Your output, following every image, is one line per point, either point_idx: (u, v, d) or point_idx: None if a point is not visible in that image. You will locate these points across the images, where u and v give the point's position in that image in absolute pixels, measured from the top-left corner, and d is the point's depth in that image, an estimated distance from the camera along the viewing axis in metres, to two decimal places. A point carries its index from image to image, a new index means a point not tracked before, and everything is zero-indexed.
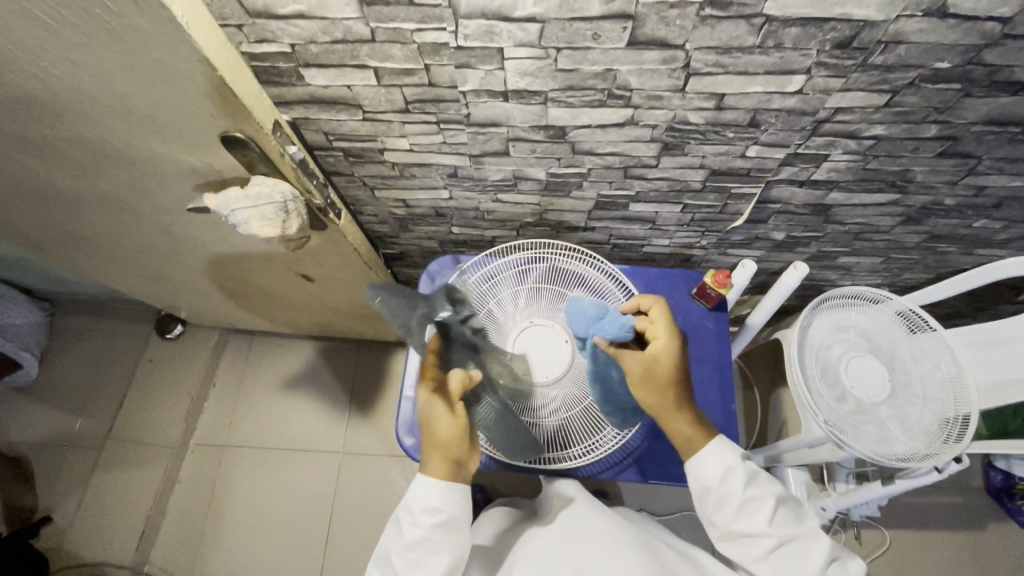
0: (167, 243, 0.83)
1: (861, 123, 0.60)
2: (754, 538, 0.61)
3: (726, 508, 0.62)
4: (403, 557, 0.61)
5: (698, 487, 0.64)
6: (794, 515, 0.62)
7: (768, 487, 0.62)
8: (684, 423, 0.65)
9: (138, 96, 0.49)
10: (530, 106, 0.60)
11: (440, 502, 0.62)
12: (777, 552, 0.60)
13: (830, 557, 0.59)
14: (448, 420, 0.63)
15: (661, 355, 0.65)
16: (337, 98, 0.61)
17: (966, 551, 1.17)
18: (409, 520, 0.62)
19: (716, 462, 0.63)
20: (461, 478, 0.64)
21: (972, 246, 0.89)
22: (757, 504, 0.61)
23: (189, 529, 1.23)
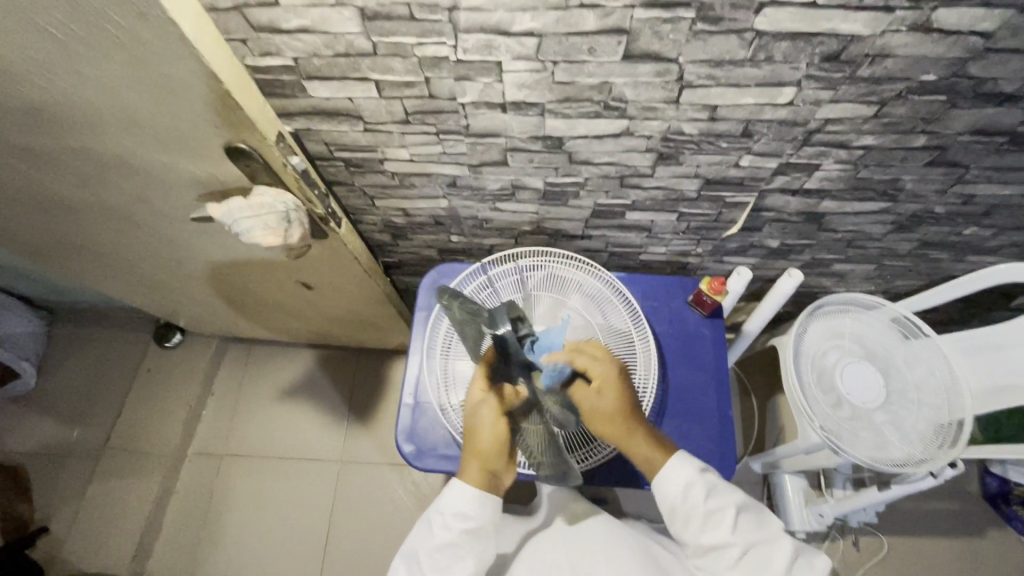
0: (168, 252, 0.83)
1: (851, 133, 0.62)
2: (720, 549, 0.60)
3: (691, 523, 0.62)
4: (430, 558, 0.61)
5: (664, 507, 0.63)
6: (757, 520, 0.62)
7: (729, 496, 0.62)
8: (646, 447, 0.64)
9: (144, 108, 0.50)
10: (528, 117, 0.61)
11: (473, 510, 0.63)
12: (744, 559, 0.60)
13: (794, 557, 0.60)
14: (490, 431, 0.64)
15: (602, 389, 0.63)
16: (339, 110, 0.62)
17: (963, 557, 1.17)
18: (441, 523, 0.63)
19: (677, 480, 0.62)
20: (494, 488, 0.65)
21: (963, 253, 0.90)
22: (719, 515, 0.61)
23: (186, 538, 1.23)
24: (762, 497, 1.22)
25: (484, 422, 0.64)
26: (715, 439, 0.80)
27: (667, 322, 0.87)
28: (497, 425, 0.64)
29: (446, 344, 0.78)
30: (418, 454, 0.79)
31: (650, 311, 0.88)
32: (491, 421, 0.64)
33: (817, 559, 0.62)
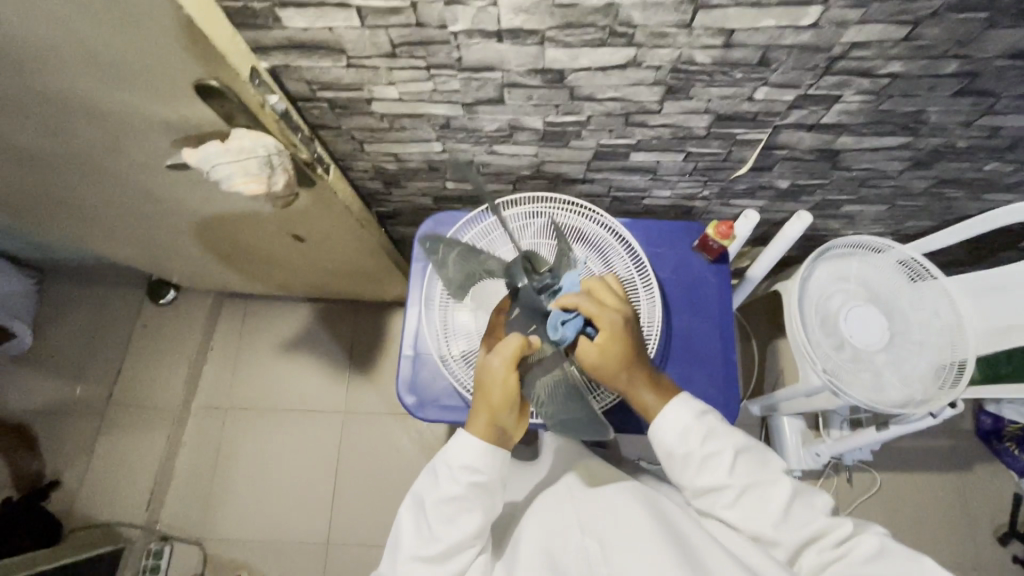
0: (149, 204, 0.79)
1: (877, 59, 0.57)
2: (717, 490, 0.60)
3: (687, 466, 0.61)
4: (437, 508, 0.61)
5: (660, 452, 0.63)
6: (756, 461, 0.61)
7: (727, 439, 0.61)
8: (647, 394, 0.63)
9: (98, 40, 0.45)
10: (526, 47, 0.56)
11: (482, 463, 0.61)
12: (742, 500, 0.60)
13: (794, 498, 0.59)
14: (500, 385, 0.59)
15: (607, 341, 0.60)
16: (319, 42, 0.57)
17: (953, 491, 1.21)
18: (448, 475, 0.61)
19: (675, 425, 0.61)
20: (505, 442, 0.62)
21: (980, 191, 0.86)
22: (716, 457, 0.61)
23: (197, 489, 1.26)
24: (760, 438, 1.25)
25: (497, 377, 0.59)
26: (719, 384, 0.80)
27: (671, 268, 0.85)
28: (509, 380, 0.59)
29: (445, 294, 0.76)
30: (420, 406, 0.79)
31: (654, 257, 0.85)
32: (504, 375, 0.59)
33: (820, 499, 0.61)
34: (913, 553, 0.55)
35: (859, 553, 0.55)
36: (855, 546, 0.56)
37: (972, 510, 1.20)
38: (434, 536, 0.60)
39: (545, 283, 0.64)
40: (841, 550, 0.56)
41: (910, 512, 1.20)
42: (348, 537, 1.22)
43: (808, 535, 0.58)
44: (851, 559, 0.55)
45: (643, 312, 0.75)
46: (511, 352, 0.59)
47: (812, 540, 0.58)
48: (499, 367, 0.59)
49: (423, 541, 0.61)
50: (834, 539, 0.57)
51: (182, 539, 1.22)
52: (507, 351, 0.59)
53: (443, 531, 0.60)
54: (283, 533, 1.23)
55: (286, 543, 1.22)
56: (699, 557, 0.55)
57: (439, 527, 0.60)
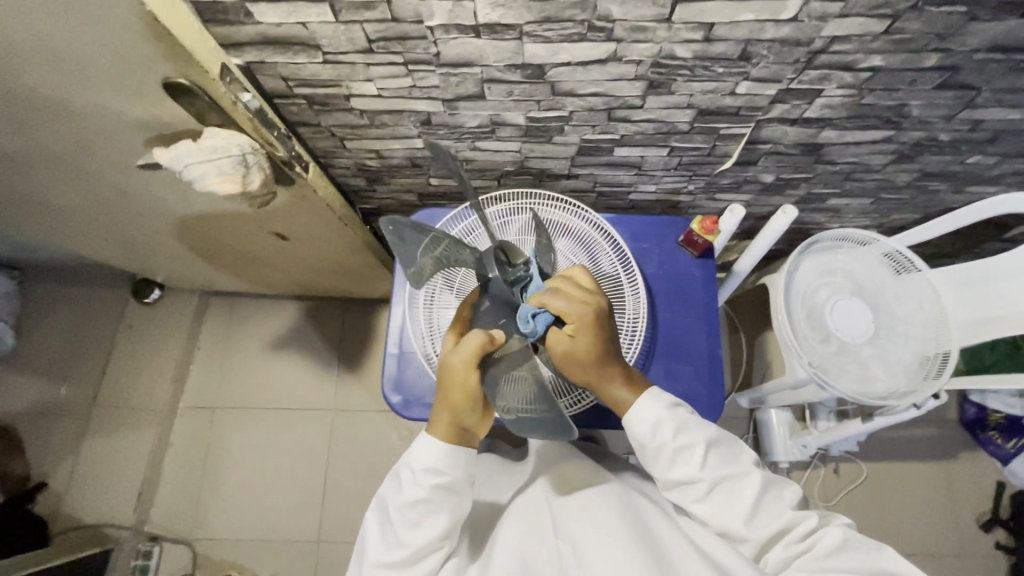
0: (126, 204, 0.78)
1: (858, 53, 0.56)
2: (689, 484, 0.60)
3: (660, 459, 0.61)
4: (400, 513, 0.61)
5: (635, 444, 0.63)
6: (728, 455, 0.61)
7: (700, 432, 0.61)
8: (620, 388, 0.62)
9: (58, 36, 0.44)
10: (504, 42, 0.55)
11: (445, 465, 0.61)
12: (712, 493, 0.60)
13: (762, 492, 0.60)
14: (460, 382, 0.59)
15: (576, 336, 0.59)
16: (292, 38, 0.56)
17: (938, 479, 1.23)
18: (412, 479, 0.61)
19: (647, 417, 0.61)
20: (467, 441, 0.62)
21: (964, 184, 0.87)
22: (689, 450, 0.60)
23: (185, 489, 1.25)
24: (748, 430, 1.26)
25: (458, 374, 0.59)
26: (704, 379, 0.80)
27: (657, 263, 0.85)
28: (471, 378, 0.59)
29: (429, 291, 0.75)
30: (405, 404, 0.78)
31: (639, 253, 0.85)
32: (465, 373, 0.59)
33: (789, 492, 0.62)
34: (875, 547, 0.57)
35: (824, 546, 0.57)
36: (821, 539, 0.57)
37: (957, 499, 1.22)
38: (400, 541, 0.60)
39: (517, 275, 0.62)
40: (806, 544, 0.58)
41: (896, 501, 1.22)
42: (338, 534, 1.22)
43: (778, 528, 0.59)
44: (815, 553, 0.56)
45: (628, 308, 0.75)
46: (473, 349, 0.58)
47: (779, 534, 0.59)
48: (461, 364, 0.58)
49: (389, 546, 0.61)
50: (800, 533, 0.58)
51: (172, 539, 1.22)
52: (469, 347, 0.58)
53: (408, 534, 0.60)
54: (273, 532, 1.22)
55: (276, 541, 1.22)
56: (665, 555, 0.56)
57: (404, 532, 0.60)
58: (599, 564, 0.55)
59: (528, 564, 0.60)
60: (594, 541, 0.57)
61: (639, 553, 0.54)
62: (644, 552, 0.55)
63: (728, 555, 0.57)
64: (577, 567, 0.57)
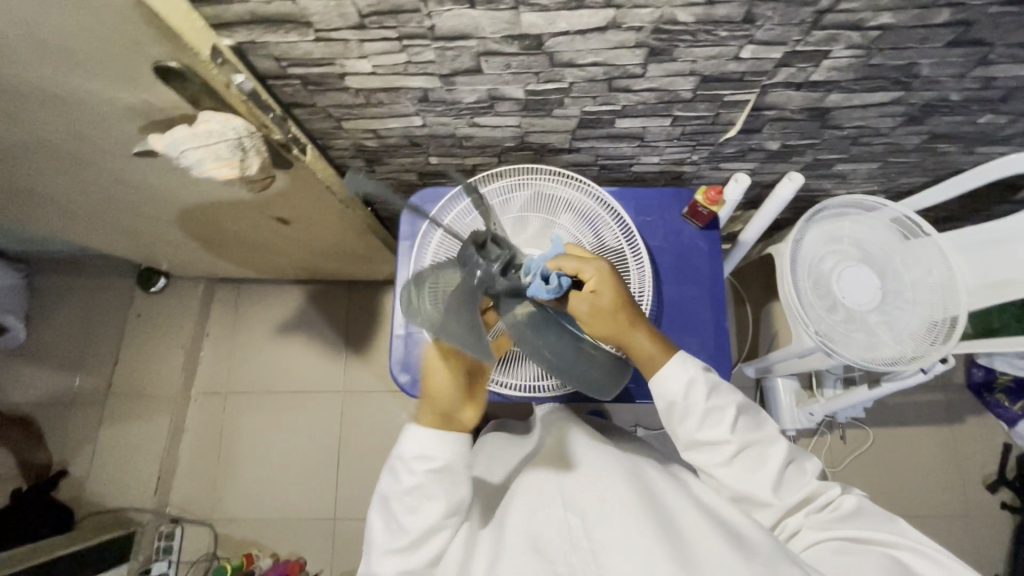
0: (126, 192, 0.77)
1: (867, 11, 0.54)
2: (716, 445, 0.61)
3: (689, 419, 0.61)
4: (399, 502, 0.61)
5: (661, 404, 0.62)
6: (754, 422, 0.62)
7: (730, 396, 0.62)
8: (646, 340, 0.62)
9: (46, 23, 0.43)
10: (500, 12, 0.54)
11: (434, 451, 0.61)
12: (738, 457, 0.60)
13: (787, 462, 0.61)
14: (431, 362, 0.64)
15: (600, 288, 0.60)
16: (283, 15, 0.54)
17: (944, 442, 1.24)
18: (403, 467, 0.62)
19: (677, 377, 0.61)
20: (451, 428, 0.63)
21: (975, 145, 0.85)
22: (719, 412, 0.61)
23: (203, 472, 1.28)
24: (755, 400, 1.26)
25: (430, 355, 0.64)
26: (710, 351, 0.80)
27: (661, 236, 0.84)
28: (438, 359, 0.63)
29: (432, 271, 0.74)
30: (414, 384, 0.79)
31: (643, 227, 0.84)
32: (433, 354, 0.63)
33: (810, 464, 0.64)
34: (889, 517, 0.59)
35: (846, 508, 0.60)
36: (839, 505, 0.61)
37: (962, 460, 1.23)
38: (402, 529, 0.61)
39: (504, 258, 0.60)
40: (829, 509, 0.60)
41: (902, 465, 1.23)
42: (353, 511, 1.25)
43: (807, 495, 0.61)
44: (838, 514, 0.60)
45: (633, 282, 0.74)
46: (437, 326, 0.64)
47: (804, 502, 0.60)
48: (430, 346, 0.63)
49: (393, 534, 0.61)
50: (822, 501, 0.61)
51: (192, 520, 1.25)
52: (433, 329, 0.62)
53: (410, 522, 0.60)
54: (291, 510, 1.25)
55: (293, 519, 1.25)
56: (679, 524, 0.56)
57: (406, 520, 0.61)
58: (609, 536, 0.56)
59: (538, 538, 0.60)
60: (602, 512, 0.58)
61: (650, 523, 0.55)
62: (654, 521, 0.55)
63: (739, 519, 0.57)
64: (586, 538, 0.57)
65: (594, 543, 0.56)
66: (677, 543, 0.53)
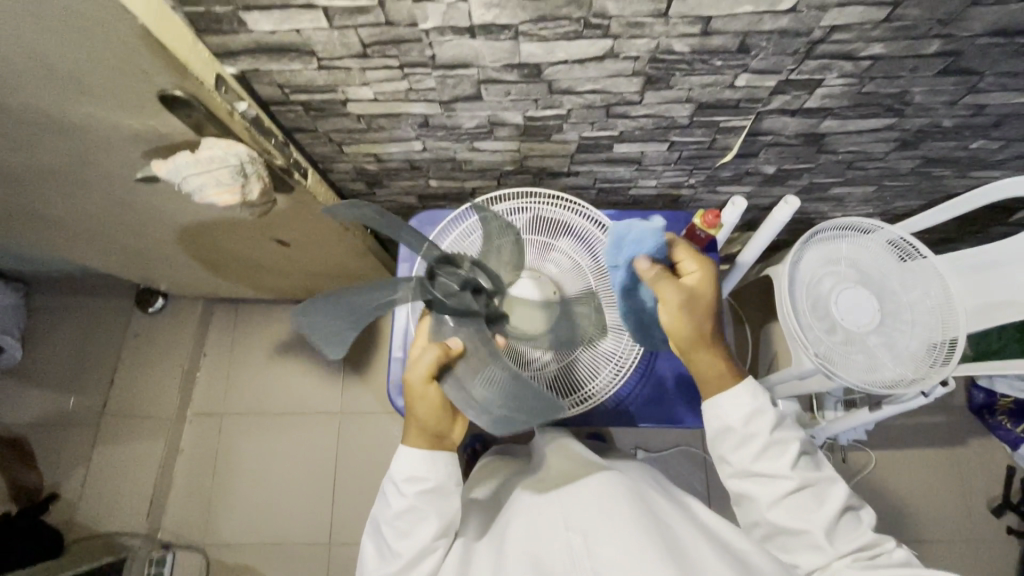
0: (128, 215, 0.78)
1: (859, 42, 0.56)
2: (772, 478, 0.60)
3: (749, 448, 0.61)
4: (392, 526, 0.62)
5: (714, 426, 0.63)
6: (814, 462, 0.62)
7: (792, 433, 0.62)
8: (716, 357, 0.63)
9: (52, 56, 0.44)
10: (500, 42, 0.55)
11: (425, 471, 0.61)
12: (795, 496, 0.59)
13: (845, 505, 0.59)
14: (419, 395, 0.60)
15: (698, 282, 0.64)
16: (287, 45, 0.56)
17: (948, 465, 1.23)
18: (395, 490, 0.62)
19: (743, 403, 0.62)
20: (444, 447, 0.63)
21: (968, 169, 0.86)
22: (780, 447, 0.61)
23: (196, 495, 1.26)
24: None
25: (417, 393, 0.60)
26: None
27: None
28: (430, 395, 0.60)
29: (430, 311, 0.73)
30: None
31: None
32: (422, 390, 0.60)
33: (866, 513, 0.62)
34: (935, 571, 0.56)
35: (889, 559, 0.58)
36: (887, 554, 0.58)
37: (967, 484, 1.22)
38: (394, 552, 0.61)
39: (469, 280, 0.60)
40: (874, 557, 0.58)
41: (907, 489, 1.21)
42: (349, 536, 1.23)
43: (857, 543, 0.58)
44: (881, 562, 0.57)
45: None
46: (428, 364, 0.59)
47: (854, 549, 0.58)
48: (416, 382, 0.60)
49: (384, 560, 0.62)
50: (871, 550, 0.58)
51: (185, 545, 1.23)
52: (422, 364, 0.59)
53: (404, 545, 0.61)
54: (285, 534, 1.23)
55: (287, 544, 1.23)
56: (681, 547, 0.56)
57: (398, 543, 0.61)
58: (610, 554, 0.54)
59: (539, 556, 0.58)
60: (601, 529, 0.57)
61: (650, 541, 0.54)
62: (652, 541, 0.55)
63: (749, 549, 0.58)
64: (587, 557, 0.56)
65: (595, 562, 0.55)
66: (679, 565, 0.53)
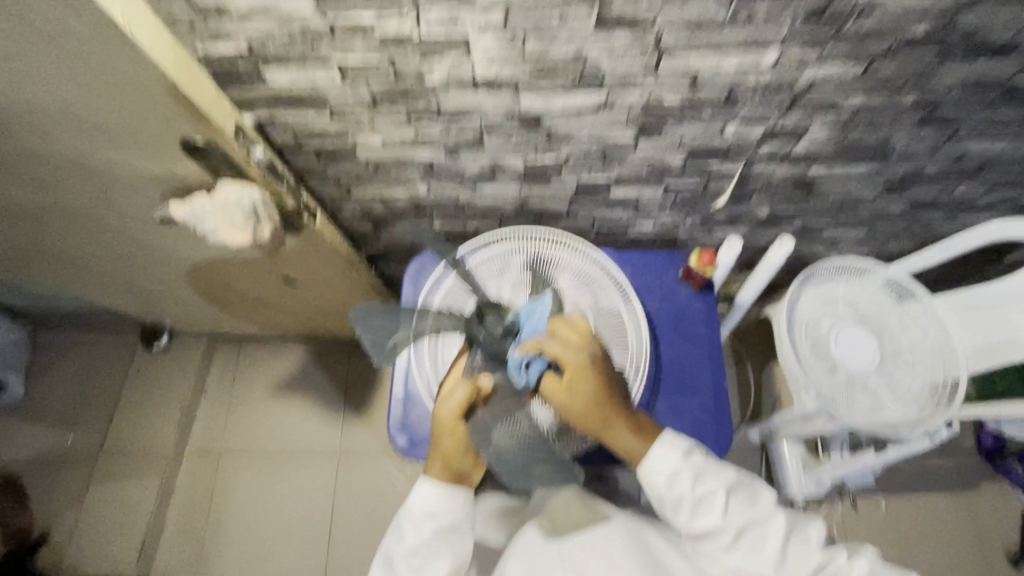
0: (142, 253, 0.80)
1: (839, 94, 0.59)
2: (713, 534, 0.58)
3: (681, 511, 0.58)
4: (403, 562, 0.60)
5: (652, 497, 0.60)
6: (749, 497, 0.59)
7: (717, 478, 0.59)
8: (627, 434, 0.59)
9: (86, 106, 0.47)
10: (502, 94, 0.58)
11: (443, 507, 0.61)
12: (738, 543, 0.57)
13: (786, 536, 0.57)
14: (448, 430, 0.61)
15: (575, 380, 0.57)
16: (303, 96, 0.59)
17: (961, 512, 1.19)
18: (412, 526, 0.61)
19: (664, 466, 0.59)
20: (463, 485, 0.62)
21: (957, 213, 0.88)
22: (708, 500, 0.58)
23: (188, 539, 1.22)
24: (761, 465, 1.23)
25: (446, 428, 0.61)
26: (710, 414, 0.80)
27: (659, 297, 0.86)
28: (456, 432, 0.61)
29: (433, 352, 0.74)
30: (411, 446, 0.78)
31: (641, 287, 0.86)
32: (451, 425, 0.61)
33: (813, 529, 0.59)
34: None
35: None
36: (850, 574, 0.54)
37: (983, 533, 1.18)
38: None
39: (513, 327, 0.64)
40: None
41: (920, 538, 1.18)
42: None
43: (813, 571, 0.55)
44: None
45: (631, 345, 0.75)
46: (458, 400, 0.61)
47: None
48: (445, 417, 0.61)
49: None
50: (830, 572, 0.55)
51: None
52: (452, 401, 0.61)
53: None
54: None
55: None
56: None
57: None
58: None
59: None
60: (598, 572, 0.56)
61: None
62: None
63: None
64: None
65: None
66: None
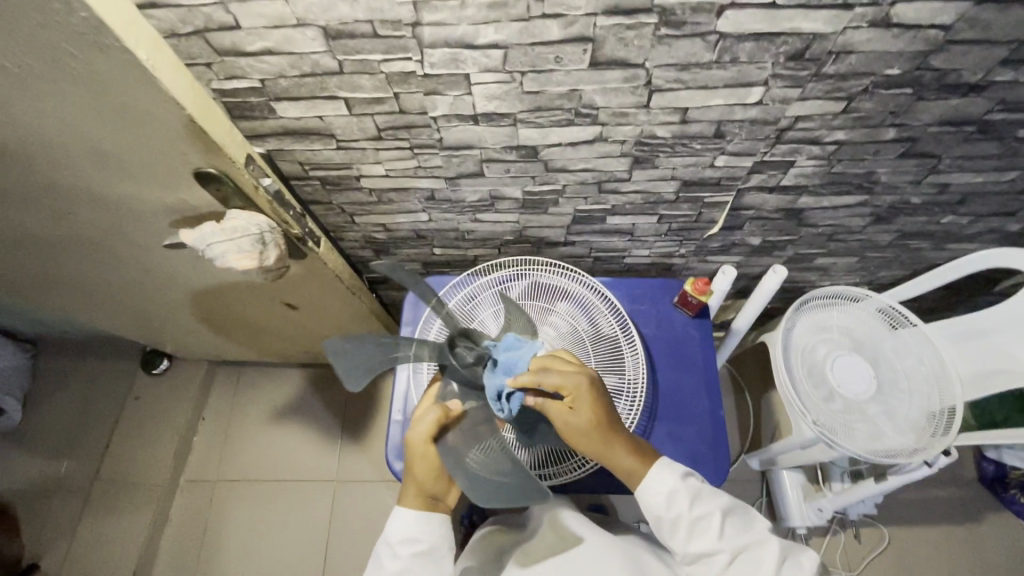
0: (148, 279, 0.82)
1: (823, 129, 0.62)
2: (710, 556, 0.57)
3: (677, 533, 0.58)
4: None
5: (651, 518, 0.60)
6: (745, 522, 0.59)
7: (714, 500, 0.59)
8: (625, 456, 0.60)
9: (106, 139, 0.50)
10: (500, 128, 0.61)
11: (420, 533, 0.61)
12: (734, 567, 0.56)
13: (783, 559, 0.56)
14: (420, 455, 0.60)
15: (576, 404, 0.58)
16: (310, 129, 0.62)
17: (966, 543, 1.17)
18: (389, 553, 0.60)
19: (661, 487, 0.59)
20: (438, 509, 0.62)
21: (944, 242, 0.91)
22: (705, 522, 0.58)
23: (180, 570, 1.20)
24: (761, 494, 1.22)
25: (417, 452, 0.60)
26: (707, 441, 0.80)
27: (655, 324, 0.87)
28: (427, 456, 0.60)
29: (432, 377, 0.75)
30: None
31: (637, 314, 0.88)
32: (421, 449, 0.60)
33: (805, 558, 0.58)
34: None
35: None
36: None
37: (989, 565, 1.16)
38: None
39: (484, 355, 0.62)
40: None
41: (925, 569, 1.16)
42: None
43: None
44: None
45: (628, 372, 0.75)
46: (428, 425, 0.59)
47: None
48: (416, 442, 0.59)
49: None
50: None
51: None
52: (423, 425, 0.59)
53: None
54: None
55: None
56: None
57: None
58: None
59: None
60: None
61: None
62: None
63: None
64: None
65: None
66: None
